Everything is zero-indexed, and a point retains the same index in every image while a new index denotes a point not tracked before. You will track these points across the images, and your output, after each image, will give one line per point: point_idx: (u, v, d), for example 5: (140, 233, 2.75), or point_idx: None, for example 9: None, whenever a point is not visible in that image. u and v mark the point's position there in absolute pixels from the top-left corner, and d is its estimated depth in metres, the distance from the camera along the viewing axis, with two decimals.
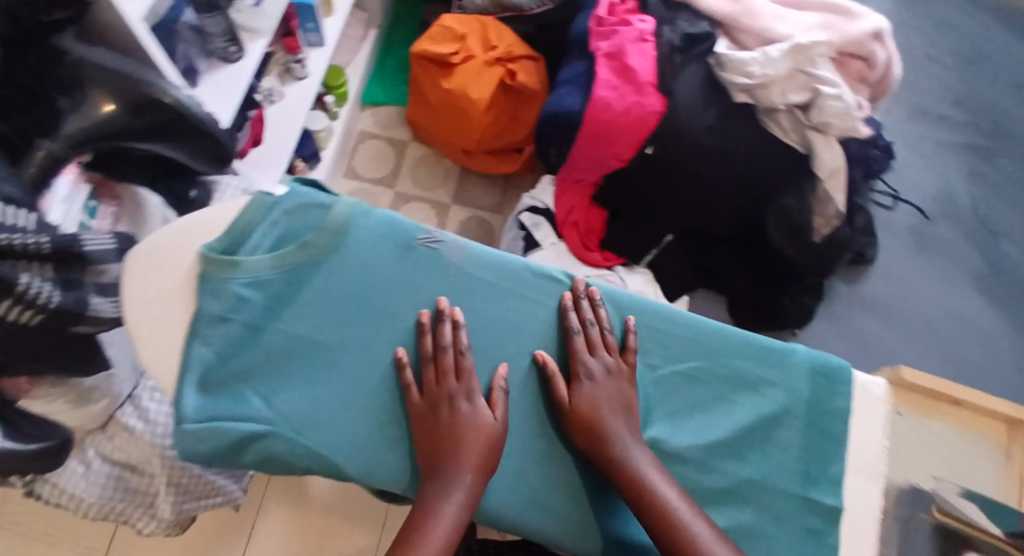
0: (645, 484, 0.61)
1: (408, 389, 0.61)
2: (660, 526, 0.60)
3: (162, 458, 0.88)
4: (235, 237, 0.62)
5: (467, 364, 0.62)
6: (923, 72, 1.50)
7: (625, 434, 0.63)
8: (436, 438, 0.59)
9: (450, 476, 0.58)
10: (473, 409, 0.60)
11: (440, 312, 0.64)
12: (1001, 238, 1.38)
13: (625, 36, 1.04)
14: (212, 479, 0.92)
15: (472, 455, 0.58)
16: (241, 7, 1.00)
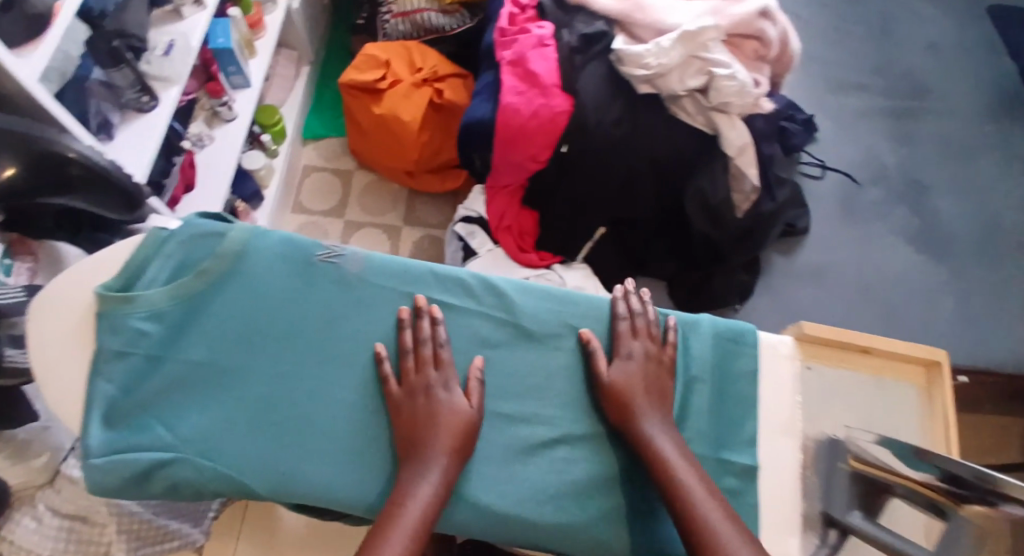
0: (658, 453, 0.66)
1: (385, 381, 0.66)
2: (668, 487, 0.64)
3: (109, 505, 0.90)
4: (133, 272, 0.64)
5: (446, 355, 0.67)
6: (836, 47, 1.63)
7: (650, 407, 0.69)
8: (411, 425, 0.64)
9: (426, 459, 0.62)
10: (451, 396, 0.65)
11: (419, 309, 0.69)
12: (927, 192, 1.49)
13: (524, 43, 1.09)
14: (165, 524, 0.95)
15: (446, 437, 0.63)
16: (151, 59, 1.05)
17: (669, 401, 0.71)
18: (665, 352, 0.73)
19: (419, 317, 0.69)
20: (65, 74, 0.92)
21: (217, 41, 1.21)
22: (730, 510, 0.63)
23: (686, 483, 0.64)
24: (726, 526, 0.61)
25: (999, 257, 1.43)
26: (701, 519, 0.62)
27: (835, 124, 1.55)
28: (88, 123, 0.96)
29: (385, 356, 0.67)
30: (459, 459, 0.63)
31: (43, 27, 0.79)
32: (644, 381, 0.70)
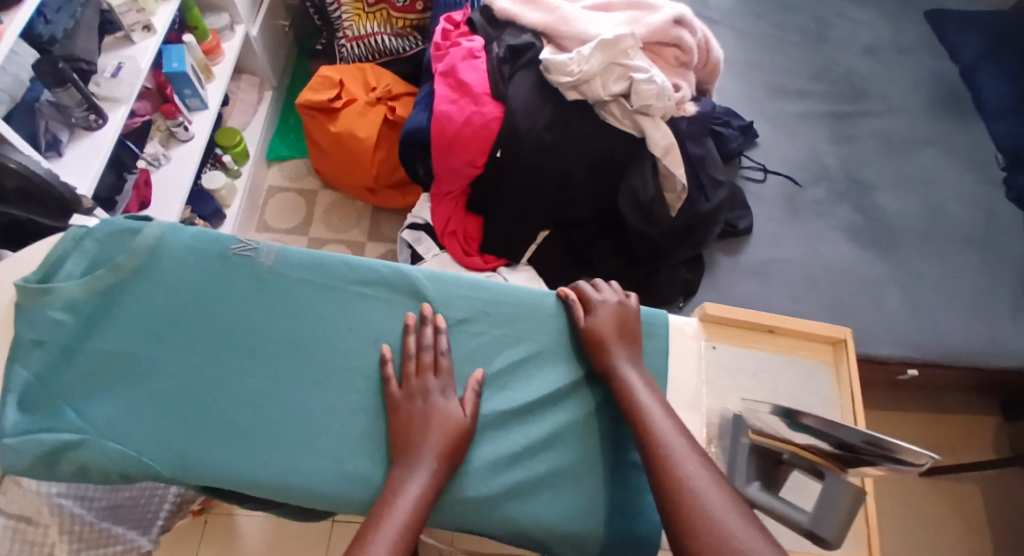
0: (638, 406, 0.70)
1: (387, 381, 0.71)
2: (633, 415, 0.69)
3: (50, 507, 0.90)
4: (51, 267, 0.70)
5: (444, 363, 0.72)
6: (778, 53, 1.71)
7: (623, 346, 0.74)
8: (408, 426, 0.68)
9: (416, 460, 0.66)
10: (446, 402, 0.70)
11: (424, 317, 0.74)
12: (872, 190, 1.56)
13: (456, 56, 1.17)
14: (109, 527, 0.98)
15: (437, 439, 0.67)
16: (100, 81, 1.12)
17: (638, 343, 0.76)
18: (627, 301, 0.78)
19: (424, 324, 0.74)
20: (16, 97, 1.00)
21: (171, 65, 1.31)
22: (685, 430, 0.68)
23: (648, 409, 0.69)
24: (679, 441, 0.66)
25: (942, 248, 1.50)
26: (678, 466, 0.64)
27: (776, 127, 1.61)
28: (38, 143, 1.02)
29: (390, 357, 0.72)
30: (449, 464, 0.67)
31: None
32: (614, 326, 0.76)
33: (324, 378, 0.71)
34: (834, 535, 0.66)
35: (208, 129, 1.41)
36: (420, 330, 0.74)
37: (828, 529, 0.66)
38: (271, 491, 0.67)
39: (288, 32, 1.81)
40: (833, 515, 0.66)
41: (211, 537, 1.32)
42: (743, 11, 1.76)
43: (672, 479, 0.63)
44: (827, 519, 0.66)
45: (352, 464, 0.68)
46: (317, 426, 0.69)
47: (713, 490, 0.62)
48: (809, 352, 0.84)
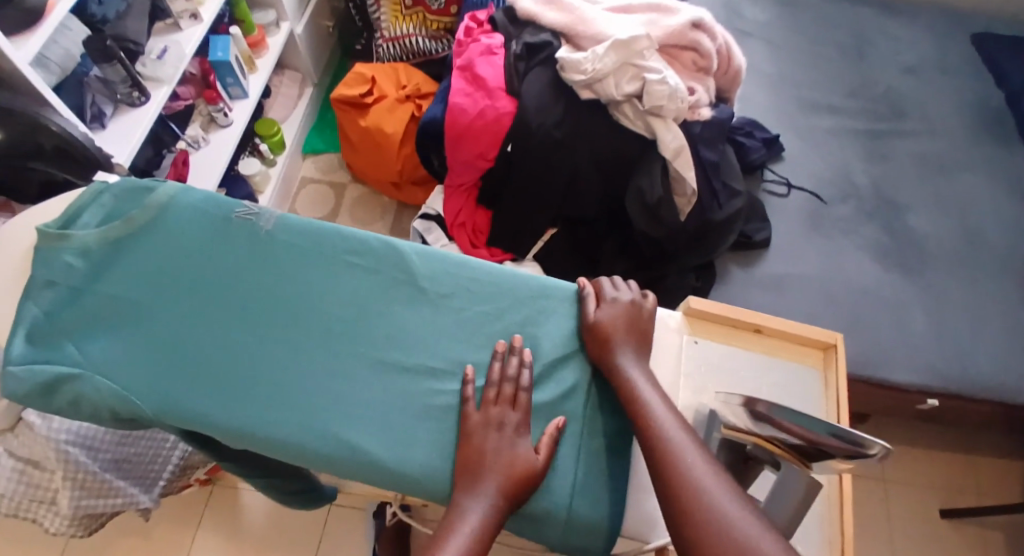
0: (648, 414, 0.67)
1: (465, 403, 0.69)
2: (641, 423, 0.67)
3: (56, 453, 0.97)
4: (71, 216, 0.76)
5: (523, 398, 0.70)
6: (812, 70, 1.69)
7: (627, 335, 0.74)
8: (476, 456, 0.67)
9: (477, 493, 0.65)
10: (519, 446, 0.68)
11: (513, 347, 0.73)
12: (905, 211, 1.50)
13: (474, 51, 1.22)
14: (110, 480, 1.04)
15: (502, 474, 0.66)
16: (146, 61, 1.20)
17: (648, 342, 0.76)
18: (643, 303, 0.78)
19: (511, 354, 0.73)
20: (65, 69, 1.06)
21: (217, 54, 1.38)
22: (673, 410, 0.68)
23: (642, 392, 0.69)
24: (674, 423, 0.66)
25: (976, 275, 1.43)
26: (687, 475, 0.61)
27: (804, 142, 1.58)
28: (84, 114, 1.10)
29: (472, 378, 0.71)
30: (513, 500, 0.65)
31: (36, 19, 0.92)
32: (622, 320, 0.75)
33: (302, 337, 0.72)
34: (787, 524, 0.62)
35: (246, 116, 1.48)
36: (506, 358, 0.73)
37: (778, 517, 0.62)
38: (240, 440, 0.68)
39: (332, 32, 1.88)
40: (785, 503, 0.62)
41: (214, 509, 1.41)
42: (778, 26, 1.75)
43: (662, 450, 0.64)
44: (779, 506, 0.62)
45: (322, 422, 0.68)
46: (290, 378, 0.70)
47: (726, 498, 0.59)
48: (795, 353, 0.80)
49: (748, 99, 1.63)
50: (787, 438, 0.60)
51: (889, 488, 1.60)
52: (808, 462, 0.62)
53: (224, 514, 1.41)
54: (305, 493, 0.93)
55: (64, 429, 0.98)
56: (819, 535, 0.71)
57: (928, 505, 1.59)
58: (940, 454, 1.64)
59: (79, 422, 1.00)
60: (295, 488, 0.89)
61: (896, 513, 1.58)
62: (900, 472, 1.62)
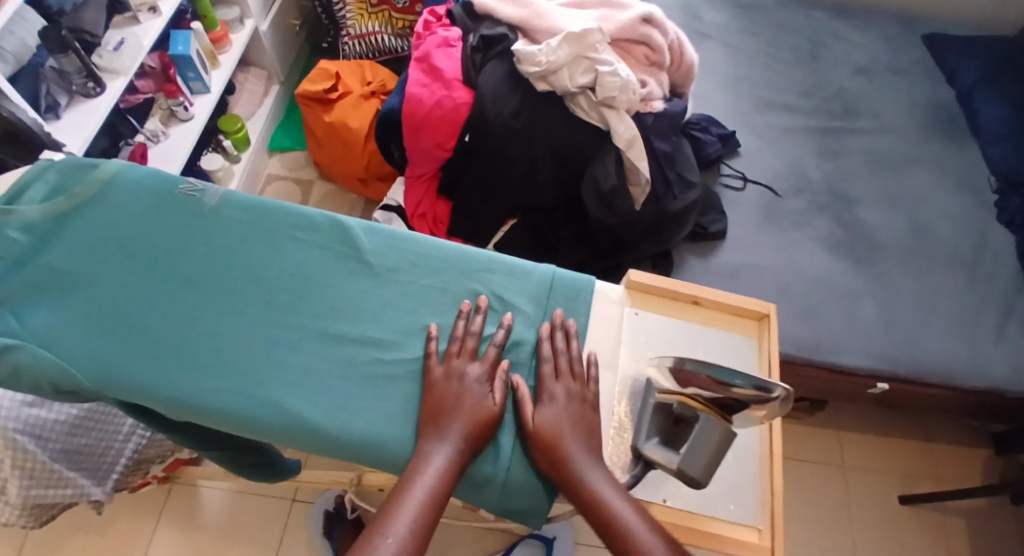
0: (611, 510, 0.66)
1: (428, 357, 0.73)
2: (605, 527, 0.65)
3: (6, 441, 0.99)
4: (16, 191, 0.78)
5: (487, 351, 0.74)
6: (769, 69, 1.73)
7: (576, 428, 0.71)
8: (438, 404, 0.70)
9: (443, 435, 0.68)
10: (479, 388, 0.72)
11: (479, 307, 0.77)
12: (856, 204, 1.55)
13: (432, 43, 1.26)
14: (60, 471, 1.07)
15: (464, 420, 0.69)
16: (102, 53, 1.21)
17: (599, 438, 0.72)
18: (589, 391, 0.74)
19: (477, 312, 0.77)
20: (21, 59, 1.09)
21: (177, 48, 1.39)
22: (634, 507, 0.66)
23: (613, 506, 0.66)
24: (642, 524, 0.65)
25: (924, 267, 1.48)
26: None
27: (761, 138, 1.62)
28: (38, 105, 1.10)
29: (436, 335, 0.75)
30: (473, 449, 0.69)
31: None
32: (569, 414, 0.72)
33: (246, 306, 0.74)
34: (700, 475, 0.68)
35: (207, 111, 1.49)
36: (470, 318, 0.76)
37: (693, 467, 0.67)
38: (180, 408, 0.69)
39: (300, 31, 1.89)
40: (699, 453, 0.67)
41: (173, 505, 1.42)
42: (736, 27, 1.80)
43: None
44: (693, 458, 0.68)
45: (263, 390, 0.70)
46: (232, 343, 0.72)
47: None
48: (731, 323, 0.85)
49: (705, 97, 1.67)
50: (709, 394, 0.68)
51: (848, 474, 1.64)
52: (729, 418, 0.69)
53: (181, 509, 1.41)
54: (268, 466, 0.95)
55: (12, 417, 0.99)
56: (750, 494, 0.77)
57: (888, 492, 1.63)
58: (899, 441, 1.69)
59: (28, 411, 1.01)
60: (256, 460, 0.91)
61: (857, 501, 1.62)
62: (861, 460, 1.66)
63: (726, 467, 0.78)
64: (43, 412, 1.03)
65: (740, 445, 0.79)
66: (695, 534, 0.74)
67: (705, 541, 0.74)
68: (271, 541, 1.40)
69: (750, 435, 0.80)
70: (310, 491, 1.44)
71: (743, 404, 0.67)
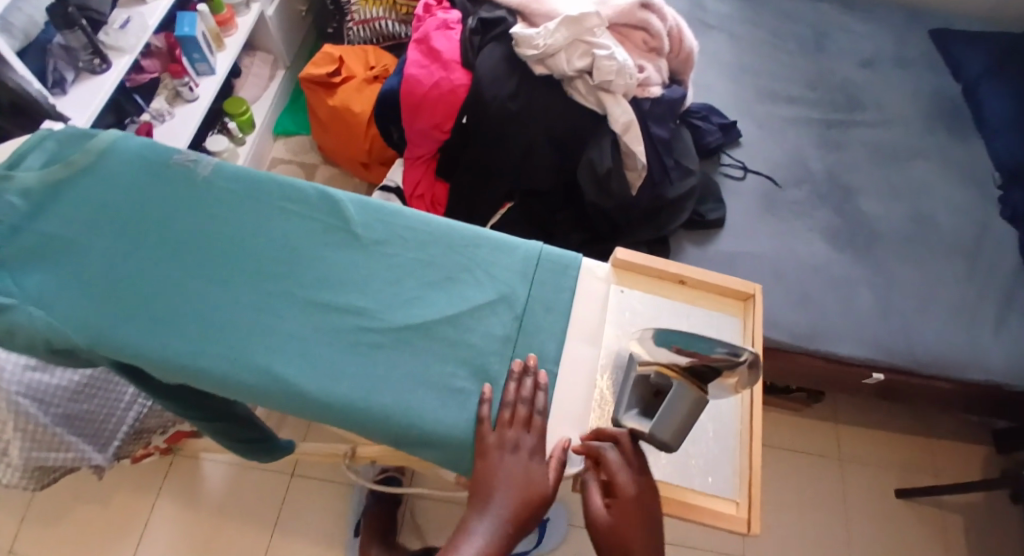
0: None
1: (482, 422, 0.72)
2: None
3: (7, 404, 1.02)
4: (16, 158, 0.80)
5: (538, 421, 0.73)
6: (773, 59, 1.73)
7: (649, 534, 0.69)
8: (489, 475, 0.69)
9: (490, 509, 0.68)
10: (530, 461, 0.71)
11: (526, 367, 0.75)
12: (857, 196, 1.54)
13: (431, 25, 1.30)
14: (62, 435, 1.10)
15: (516, 497, 0.68)
16: (109, 31, 1.23)
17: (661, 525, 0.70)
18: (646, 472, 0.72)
19: (525, 374, 0.75)
20: (29, 35, 1.11)
21: (183, 29, 1.40)
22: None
23: None
24: None
25: (924, 258, 1.47)
26: None
27: (762, 128, 1.62)
28: (45, 79, 1.13)
29: (490, 398, 0.73)
30: (520, 525, 0.68)
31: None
32: (637, 521, 0.69)
33: (237, 273, 0.76)
34: (670, 439, 0.69)
35: (212, 92, 1.51)
36: (521, 380, 0.75)
37: (664, 432, 0.69)
38: (169, 371, 0.71)
39: (306, 16, 1.90)
40: (671, 417, 0.69)
41: (174, 478, 1.44)
42: (740, 16, 1.80)
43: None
44: (666, 422, 0.69)
45: (250, 354, 0.72)
46: (223, 309, 0.74)
47: None
48: (716, 303, 0.86)
49: (707, 86, 1.67)
50: (682, 361, 0.69)
51: (844, 467, 1.64)
52: (703, 386, 0.69)
53: (180, 484, 1.43)
54: (262, 444, 0.96)
55: (14, 380, 1.02)
56: (729, 467, 0.78)
57: (884, 486, 1.63)
58: (895, 435, 1.68)
59: (30, 376, 1.03)
60: (248, 436, 0.92)
61: (853, 495, 1.62)
62: (858, 452, 1.66)
63: (706, 441, 0.79)
64: (46, 377, 1.05)
65: (722, 420, 0.80)
66: (672, 504, 0.75)
67: (684, 512, 0.75)
68: (268, 518, 1.42)
69: (733, 408, 0.81)
70: (311, 467, 1.46)
71: (715, 372, 0.69)
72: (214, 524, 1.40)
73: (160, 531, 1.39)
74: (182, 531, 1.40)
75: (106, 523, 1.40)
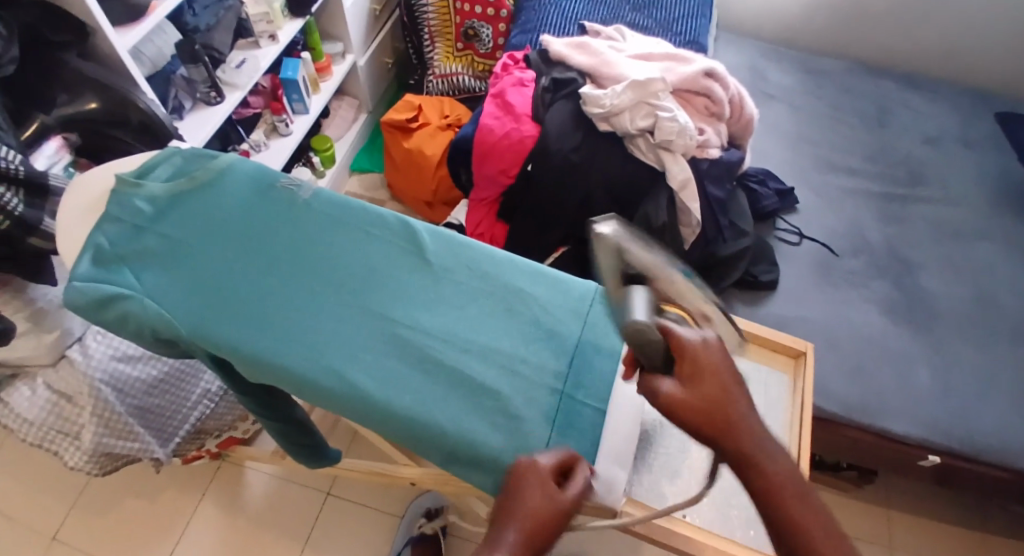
0: (767, 472, 0.63)
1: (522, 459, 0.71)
2: (771, 489, 0.62)
3: (89, 389, 1.13)
4: (146, 169, 0.92)
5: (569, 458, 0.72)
6: (834, 132, 1.77)
7: (739, 402, 0.64)
8: (507, 502, 0.68)
9: (502, 531, 0.66)
10: (546, 480, 0.69)
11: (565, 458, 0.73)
12: (916, 270, 1.53)
13: (507, 82, 1.40)
14: (131, 425, 1.18)
15: (525, 513, 0.67)
16: (226, 69, 1.40)
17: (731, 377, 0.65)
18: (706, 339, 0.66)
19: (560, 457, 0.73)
20: (155, 65, 1.27)
21: (287, 73, 1.57)
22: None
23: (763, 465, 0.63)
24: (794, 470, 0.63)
25: (983, 338, 1.43)
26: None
27: (819, 197, 1.65)
28: (166, 103, 1.31)
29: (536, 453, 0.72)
30: (535, 541, 0.66)
31: (140, 15, 1.16)
32: (718, 382, 0.64)
33: (322, 287, 0.84)
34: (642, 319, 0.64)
35: (304, 130, 1.65)
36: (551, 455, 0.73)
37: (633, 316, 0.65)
38: (254, 366, 0.79)
39: (392, 67, 2.06)
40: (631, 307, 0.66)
41: (219, 482, 1.51)
42: (802, 88, 1.85)
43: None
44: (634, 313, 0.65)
45: (327, 357, 0.79)
46: (307, 317, 0.81)
47: None
48: (768, 359, 0.94)
49: (765, 153, 1.72)
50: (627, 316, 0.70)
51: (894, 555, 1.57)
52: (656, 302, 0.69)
53: (225, 488, 1.50)
54: (312, 450, 1.01)
55: (100, 368, 1.14)
56: None
57: None
58: (945, 525, 1.62)
59: (115, 365, 1.15)
60: (301, 439, 0.98)
61: None
62: (907, 540, 1.60)
63: None
64: (128, 369, 1.17)
65: None
66: None
67: None
68: (303, 531, 1.47)
69: None
70: (345, 488, 1.51)
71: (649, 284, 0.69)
72: (254, 533, 1.46)
73: (200, 533, 1.46)
74: (221, 532, 1.46)
75: (157, 515, 1.48)
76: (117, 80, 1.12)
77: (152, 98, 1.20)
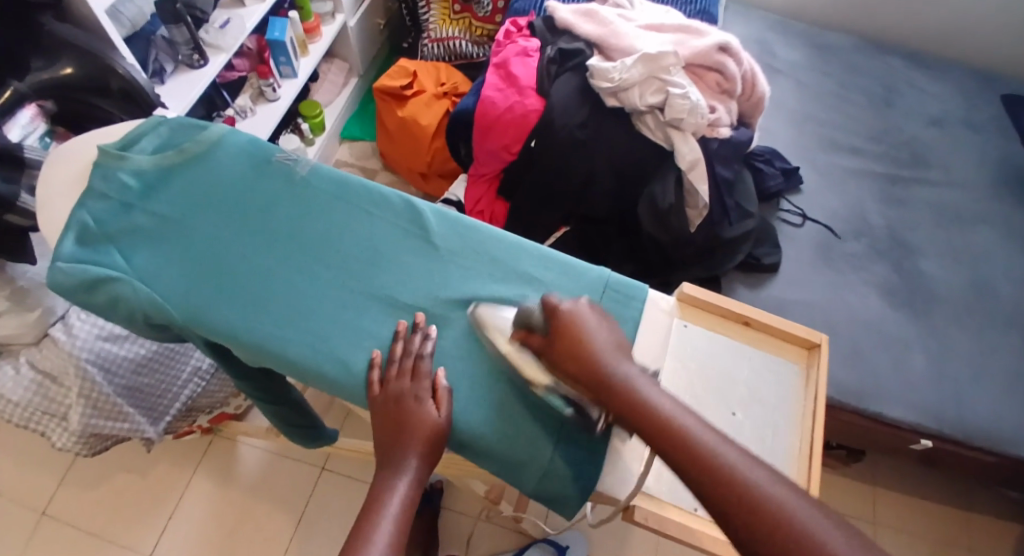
0: (655, 410, 0.64)
1: (372, 369, 0.73)
2: (662, 432, 0.62)
3: (76, 369, 1.08)
4: (131, 140, 0.85)
5: (423, 368, 0.73)
6: (840, 110, 1.73)
7: (609, 352, 0.69)
8: (390, 427, 0.71)
9: (396, 463, 0.69)
10: (422, 405, 0.71)
11: (417, 326, 0.76)
12: (916, 254, 1.51)
13: (511, 51, 1.34)
14: (121, 406, 1.14)
15: (412, 440, 0.69)
16: (210, 28, 1.31)
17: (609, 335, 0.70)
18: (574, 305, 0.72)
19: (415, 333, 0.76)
20: (135, 25, 1.20)
21: (274, 34, 1.49)
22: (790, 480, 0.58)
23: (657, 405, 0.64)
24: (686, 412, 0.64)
25: (981, 325, 1.42)
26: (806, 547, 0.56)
27: (823, 177, 1.61)
28: (146, 66, 1.22)
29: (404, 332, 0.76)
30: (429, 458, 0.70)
31: None
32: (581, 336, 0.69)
33: (323, 269, 0.79)
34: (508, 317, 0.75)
35: (293, 94, 1.57)
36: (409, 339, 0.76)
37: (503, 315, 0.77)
38: (253, 352, 0.75)
39: (384, 29, 1.97)
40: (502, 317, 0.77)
41: (211, 457, 1.48)
42: (809, 64, 1.80)
43: (797, 531, 0.55)
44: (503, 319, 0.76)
45: (332, 344, 0.75)
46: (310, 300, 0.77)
47: None
48: (779, 350, 0.87)
49: (770, 131, 1.68)
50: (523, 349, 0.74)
51: (879, 531, 1.59)
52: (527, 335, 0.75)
53: (217, 462, 1.47)
54: (310, 432, 0.97)
55: (85, 347, 1.09)
56: None
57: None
58: (929, 503, 1.64)
59: (101, 345, 1.10)
60: (299, 421, 0.94)
61: None
62: (892, 517, 1.61)
63: None
64: (115, 347, 1.12)
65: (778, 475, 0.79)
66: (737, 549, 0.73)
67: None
68: (297, 506, 1.44)
69: (788, 466, 0.80)
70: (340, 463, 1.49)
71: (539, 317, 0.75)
72: (247, 508, 1.43)
73: (193, 507, 1.43)
74: (214, 505, 1.43)
75: (146, 488, 1.45)
76: (95, 42, 1.05)
77: (132, 63, 1.11)
